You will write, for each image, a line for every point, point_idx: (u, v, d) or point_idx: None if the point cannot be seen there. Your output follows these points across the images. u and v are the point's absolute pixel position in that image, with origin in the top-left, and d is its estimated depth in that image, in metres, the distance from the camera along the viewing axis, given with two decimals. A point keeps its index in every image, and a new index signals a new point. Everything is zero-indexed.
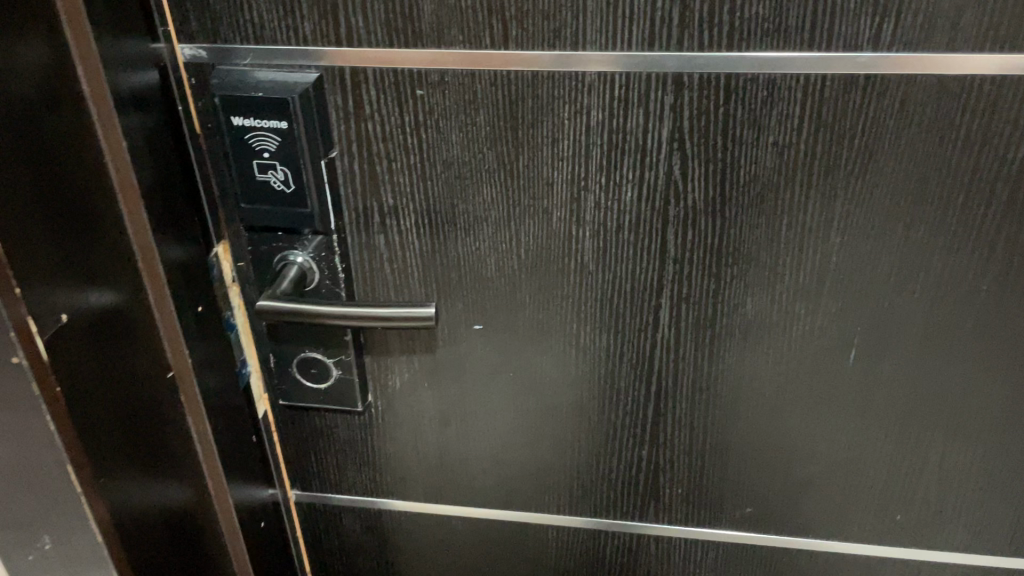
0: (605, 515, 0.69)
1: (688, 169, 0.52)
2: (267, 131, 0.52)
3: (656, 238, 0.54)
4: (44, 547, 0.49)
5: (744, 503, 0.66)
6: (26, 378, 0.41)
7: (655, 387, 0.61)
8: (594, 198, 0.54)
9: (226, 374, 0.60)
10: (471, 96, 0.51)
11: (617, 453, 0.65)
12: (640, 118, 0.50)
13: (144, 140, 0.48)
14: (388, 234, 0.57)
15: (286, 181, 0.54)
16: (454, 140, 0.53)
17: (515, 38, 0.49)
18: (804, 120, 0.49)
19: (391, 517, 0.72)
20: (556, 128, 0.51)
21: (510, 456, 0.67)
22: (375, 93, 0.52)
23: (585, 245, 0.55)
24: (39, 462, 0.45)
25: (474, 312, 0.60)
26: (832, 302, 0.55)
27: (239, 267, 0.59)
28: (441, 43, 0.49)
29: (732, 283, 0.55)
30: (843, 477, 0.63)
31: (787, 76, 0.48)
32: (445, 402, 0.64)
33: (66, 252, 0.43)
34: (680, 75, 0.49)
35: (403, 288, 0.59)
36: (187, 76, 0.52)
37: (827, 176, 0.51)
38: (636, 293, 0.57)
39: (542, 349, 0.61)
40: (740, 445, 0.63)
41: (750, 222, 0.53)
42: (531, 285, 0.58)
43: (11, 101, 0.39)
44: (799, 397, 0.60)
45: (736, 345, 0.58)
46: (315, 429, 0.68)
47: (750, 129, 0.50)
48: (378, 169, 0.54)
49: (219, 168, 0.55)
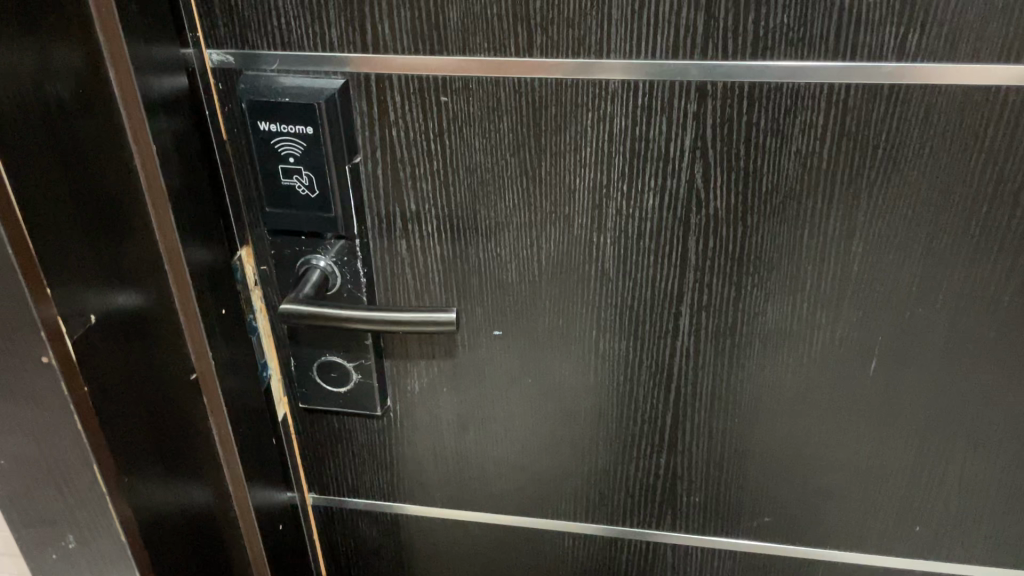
0: (622, 522, 0.69)
1: (710, 177, 0.52)
2: (292, 136, 0.52)
3: (677, 245, 0.55)
4: (67, 545, 0.49)
5: (762, 512, 0.66)
6: (55, 377, 0.42)
7: (674, 394, 0.61)
8: (616, 206, 0.54)
9: (248, 377, 0.60)
10: (495, 103, 0.51)
11: (635, 462, 0.65)
12: (663, 126, 0.50)
13: (172, 143, 0.49)
14: (410, 239, 0.57)
15: (310, 186, 0.54)
16: (477, 147, 0.53)
17: (540, 46, 0.49)
18: (828, 130, 0.49)
19: (408, 521, 0.72)
20: (579, 135, 0.52)
21: (528, 461, 0.67)
22: (400, 100, 0.52)
23: (606, 252, 0.56)
24: (65, 462, 0.45)
25: (494, 318, 0.60)
26: (853, 312, 0.55)
27: (262, 271, 0.60)
28: (466, 50, 0.50)
29: (754, 292, 0.55)
30: (861, 488, 0.63)
31: (811, 86, 0.48)
32: (464, 407, 0.65)
33: (96, 254, 0.44)
34: (703, 84, 0.49)
35: (424, 293, 0.60)
36: (214, 81, 0.53)
37: (849, 185, 0.51)
38: (656, 301, 0.57)
39: (561, 355, 0.61)
40: (759, 455, 0.63)
41: (772, 230, 0.53)
42: (551, 291, 0.58)
43: (46, 104, 0.40)
44: (819, 407, 0.59)
45: (756, 354, 0.58)
46: (334, 433, 0.68)
47: (773, 138, 0.50)
48: (401, 175, 0.55)
49: (244, 173, 0.56)
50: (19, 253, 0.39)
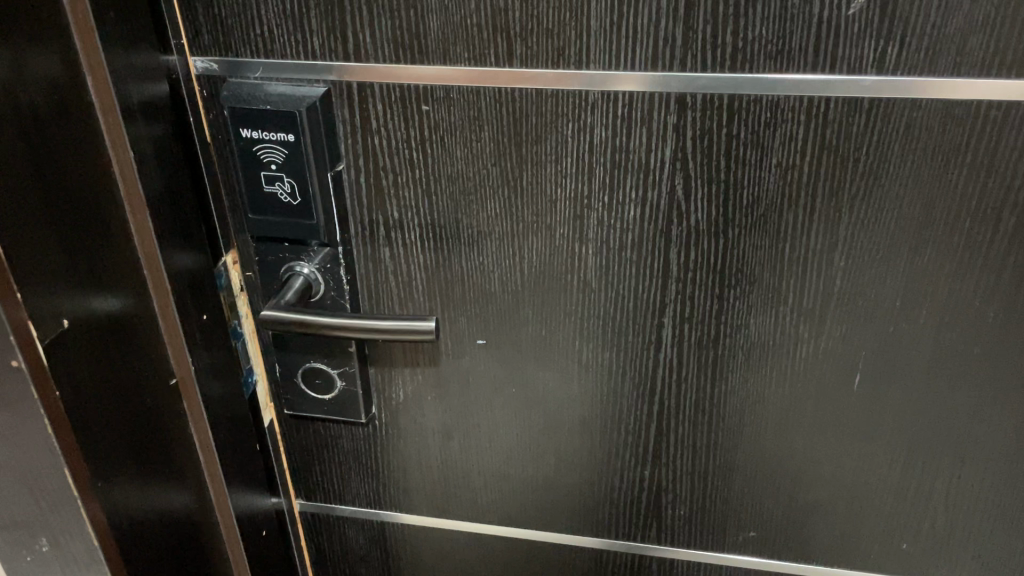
0: (608, 534, 0.68)
1: (691, 190, 0.51)
2: (274, 143, 0.53)
3: (658, 257, 0.54)
4: (41, 548, 0.49)
5: (748, 527, 0.65)
6: (26, 382, 0.42)
7: (657, 406, 0.61)
8: (597, 216, 0.54)
9: (231, 383, 0.60)
10: (476, 113, 0.51)
11: (620, 473, 0.65)
12: (643, 137, 0.50)
13: (152, 150, 0.49)
14: (393, 247, 0.57)
15: (292, 193, 0.54)
16: (458, 156, 0.53)
17: (519, 56, 0.49)
18: (808, 143, 0.49)
19: (394, 529, 0.72)
20: (559, 146, 0.51)
21: (513, 471, 0.67)
22: (381, 108, 0.52)
23: (588, 263, 0.55)
24: (38, 467, 0.45)
25: (478, 326, 0.60)
26: (836, 326, 0.55)
27: (247, 277, 0.60)
28: (447, 59, 0.50)
29: (737, 305, 0.55)
30: (847, 503, 0.62)
31: (790, 99, 0.47)
32: (448, 416, 0.65)
33: (70, 259, 0.44)
34: (683, 95, 0.48)
35: (407, 301, 0.60)
36: (198, 88, 0.53)
37: (831, 199, 0.50)
38: (639, 313, 0.57)
39: (545, 365, 0.61)
40: (744, 468, 0.62)
41: (754, 243, 0.53)
42: (534, 301, 0.58)
43: (20, 109, 0.40)
44: (803, 421, 0.59)
45: (740, 367, 0.58)
46: (319, 439, 0.68)
47: (753, 151, 0.49)
48: (384, 182, 0.55)
49: (229, 179, 0.56)
50: None
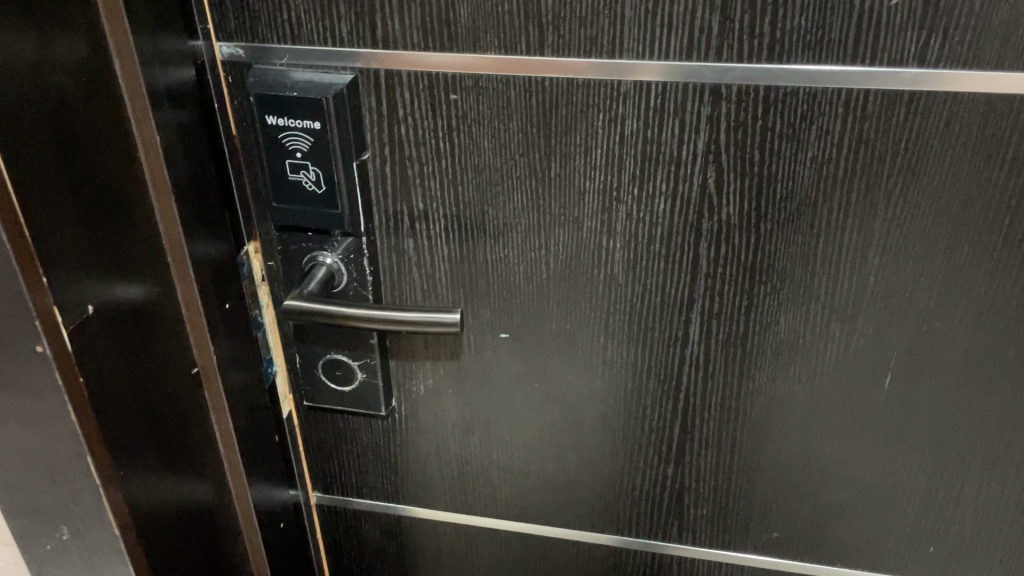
0: (628, 532, 0.68)
1: (723, 183, 0.51)
2: (300, 131, 0.52)
3: (688, 252, 0.53)
4: (62, 537, 0.49)
5: (771, 527, 0.64)
6: (50, 368, 0.42)
7: (682, 403, 0.60)
8: (626, 209, 0.53)
9: (252, 374, 0.60)
10: (505, 102, 0.50)
11: (642, 471, 0.64)
12: (676, 128, 0.49)
13: (178, 136, 0.48)
14: (417, 238, 0.57)
15: (318, 181, 0.54)
16: (486, 146, 0.52)
17: (550, 45, 0.48)
18: (845, 137, 0.48)
19: (411, 523, 0.72)
20: (589, 136, 0.51)
21: (533, 467, 0.66)
22: (409, 97, 0.51)
23: (615, 257, 0.55)
24: (60, 456, 0.45)
25: (501, 320, 0.59)
26: (868, 325, 0.54)
27: (269, 267, 0.60)
28: (477, 47, 0.49)
29: (766, 302, 0.54)
30: (873, 505, 0.61)
31: (828, 91, 0.46)
32: (469, 410, 0.64)
33: (95, 245, 0.44)
34: (717, 87, 0.47)
35: (430, 293, 0.59)
36: (224, 74, 0.53)
37: (867, 194, 0.49)
38: (666, 308, 0.56)
39: (569, 360, 0.60)
40: (768, 468, 0.61)
41: (786, 239, 0.52)
42: (559, 295, 0.57)
43: (47, 92, 0.39)
44: (831, 420, 0.58)
45: (768, 365, 0.57)
46: (338, 432, 0.67)
47: (788, 144, 0.48)
48: (409, 172, 0.54)
49: (253, 168, 0.55)
50: (16, 242, 0.38)
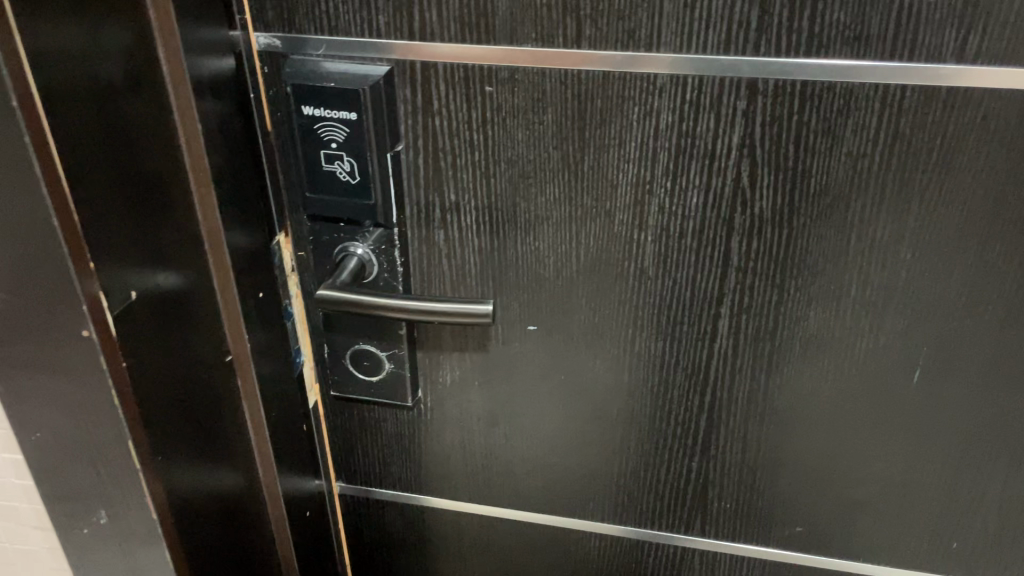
0: (650, 525, 0.68)
1: (757, 178, 0.51)
2: (336, 121, 0.52)
3: (719, 246, 0.54)
4: (100, 521, 0.50)
5: (794, 522, 0.65)
6: (96, 354, 0.42)
7: (709, 397, 0.60)
8: (659, 203, 0.53)
9: (282, 363, 0.60)
10: (540, 94, 0.51)
11: (666, 464, 0.64)
12: (711, 122, 0.49)
13: (218, 126, 0.49)
14: (448, 230, 0.57)
15: (352, 172, 0.54)
16: (520, 139, 0.53)
17: (588, 37, 0.48)
18: (881, 133, 0.48)
19: (434, 514, 0.72)
20: (623, 129, 0.51)
21: (557, 459, 0.66)
22: (444, 88, 0.52)
23: (646, 250, 0.55)
24: (101, 441, 0.46)
25: (530, 312, 0.59)
26: (898, 320, 0.54)
27: (299, 257, 0.60)
28: (514, 40, 0.49)
29: (797, 296, 0.54)
30: (898, 501, 0.61)
31: (865, 86, 0.47)
32: (495, 402, 0.64)
33: (136, 233, 0.44)
34: (754, 81, 0.48)
35: (460, 285, 0.59)
36: (260, 64, 0.53)
37: (901, 190, 0.49)
38: (695, 302, 0.56)
39: (596, 353, 0.60)
40: (793, 463, 0.61)
41: (818, 234, 0.52)
42: (589, 287, 0.57)
43: (97, 80, 0.40)
44: (858, 416, 0.58)
45: (797, 360, 0.57)
46: (363, 422, 0.68)
47: (823, 139, 0.49)
48: (442, 164, 0.54)
49: (286, 158, 0.56)
50: (65, 228, 0.39)
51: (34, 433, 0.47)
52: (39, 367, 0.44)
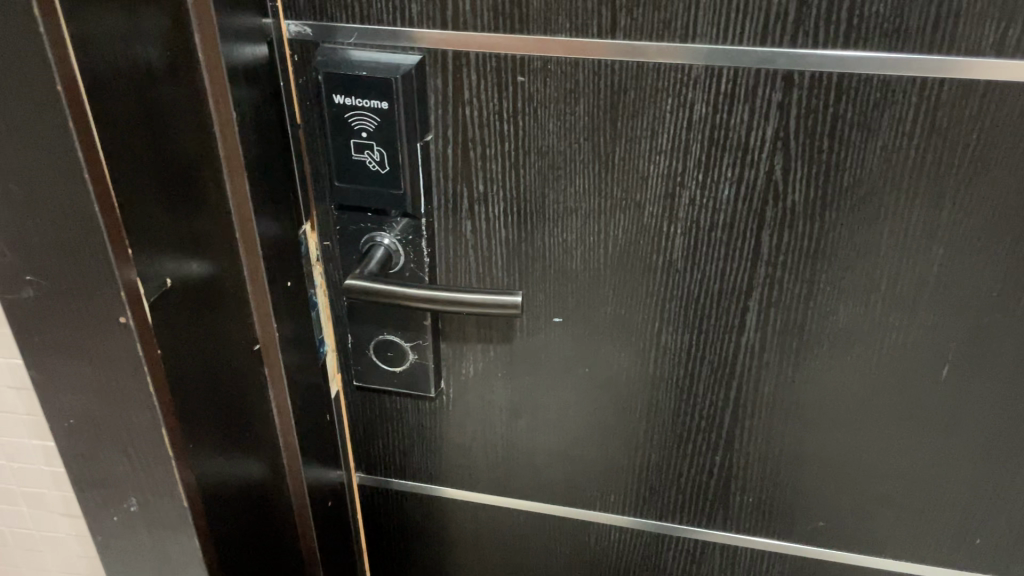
0: (670, 519, 0.68)
1: (790, 171, 0.51)
2: (367, 111, 0.52)
3: (750, 239, 0.53)
4: (129, 508, 0.50)
5: (816, 517, 0.64)
6: (132, 340, 0.42)
7: (734, 392, 0.60)
8: (689, 195, 0.53)
9: (307, 353, 0.60)
10: (573, 85, 0.50)
11: (688, 458, 0.64)
12: (745, 114, 0.49)
13: (251, 114, 0.48)
14: (475, 221, 0.57)
15: (381, 161, 0.54)
16: (551, 129, 0.52)
17: (623, 28, 0.48)
18: (917, 126, 0.48)
19: (453, 506, 0.72)
20: (655, 121, 0.51)
21: (579, 451, 0.66)
22: (476, 78, 0.51)
23: (675, 243, 0.55)
24: (133, 427, 0.46)
25: (555, 304, 0.59)
26: (928, 315, 0.53)
27: (325, 246, 0.60)
28: (547, 29, 0.49)
29: (826, 290, 0.54)
30: (922, 497, 0.61)
31: (902, 79, 0.46)
32: (518, 394, 0.64)
33: (167, 218, 0.45)
34: (790, 73, 0.47)
35: (485, 276, 0.59)
36: (290, 52, 0.53)
37: (935, 184, 0.49)
38: (723, 295, 0.56)
39: (621, 346, 0.60)
40: (817, 458, 0.61)
41: (850, 227, 0.52)
42: (616, 280, 0.57)
43: (135, 65, 0.40)
44: (884, 411, 0.58)
45: (824, 355, 0.56)
46: (385, 412, 0.68)
47: (858, 132, 0.48)
48: (471, 154, 0.54)
49: (314, 147, 0.56)
50: (105, 213, 0.39)
51: (66, 422, 0.47)
52: (73, 354, 0.44)
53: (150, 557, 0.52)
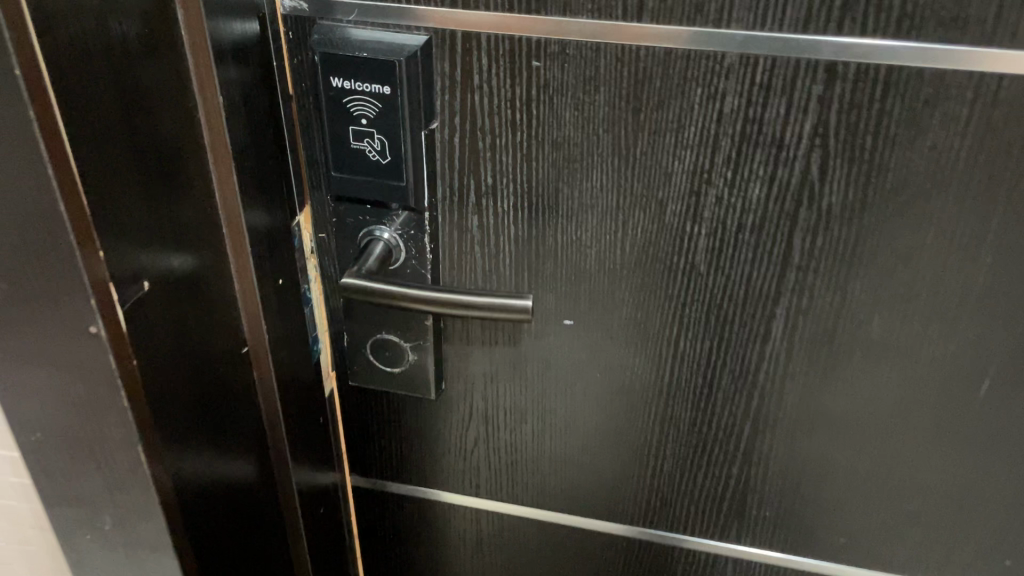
0: (682, 531, 0.64)
1: (828, 170, 0.46)
2: (367, 95, 0.48)
3: (780, 242, 0.49)
4: (105, 525, 0.46)
5: (838, 533, 0.61)
6: (103, 350, 0.39)
7: (755, 402, 0.56)
8: (716, 193, 0.49)
9: (300, 353, 0.56)
10: (593, 71, 0.46)
11: (704, 470, 0.60)
12: (781, 108, 0.45)
13: (240, 98, 0.44)
14: (482, 215, 0.53)
15: (382, 151, 0.50)
16: (568, 119, 0.48)
17: (650, 10, 0.44)
18: (971, 125, 0.43)
19: (452, 511, 0.69)
20: (683, 112, 0.46)
21: (587, 459, 0.62)
22: (487, 63, 0.47)
23: (698, 244, 0.51)
24: (108, 442, 0.42)
25: (567, 305, 0.55)
26: (970, 328, 0.50)
27: (320, 239, 0.56)
28: (567, 10, 0.45)
29: (860, 299, 0.50)
30: (952, 516, 0.58)
31: (958, 74, 0.42)
32: (524, 398, 0.60)
33: (146, 215, 0.41)
34: (833, 64, 0.43)
35: (492, 274, 0.55)
36: (284, 28, 0.48)
37: (987, 188, 0.45)
38: (749, 301, 0.52)
39: (635, 351, 0.56)
40: (842, 473, 0.58)
41: (890, 232, 0.48)
42: (633, 282, 0.53)
43: (110, 44, 0.36)
44: (916, 426, 0.54)
45: (855, 367, 0.53)
46: (381, 413, 0.64)
47: (906, 129, 0.44)
48: (480, 145, 0.50)
49: (309, 133, 0.51)
50: (73, 211, 0.35)
51: (34, 434, 0.43)
52: (41, 364, 0.40)
53: (127, 574, 0.48)
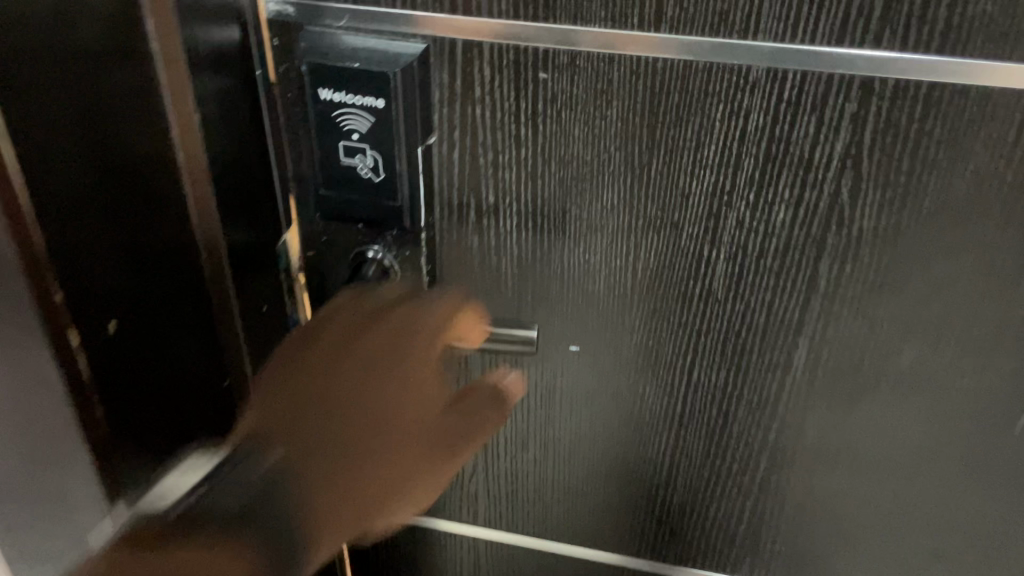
0: (693, 564, 0.61)
1: (860, 193, 0.43)
2: (358, 109, 0.44)
3: (806, 269, 0.46)
4: None
5: (858, 569, 0.58)
6: None
7: (773, 435, 0.53)
8: (737, 216, 0.45)
9: None
10: (606, 84, 0.42)
11: (716, 504, 0.57)
12: (810, 126, 0.41)
13: None
14: (483, 235, 0.49)
15: (375, 168, 0.46)
16: (577, 136, 0.44)
17: (669, 19, 0.40)
18: (1018, 147, 0.40)
19: (449, 540, 0.65)
20: (702, 129, 0.43)
21: (592, 489, 0.59)
22: (490, 74, 0.43)
23: (716, 269, 0.47)
24: None
25: (573, 331, 0.52)
26: (1008, 362, 0.46)
27: (308, 259, 0.52)
28: (578, 18, 0.41)
29: (889, 329, 0.47)
30: (981, 555, 0.54)
31: (1007, 93, 0.39)
32: (526, 426, 0.57)
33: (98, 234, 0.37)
34: (869, 80, 0.39)
35: (493, 298, 0.52)
36: (269, 35, 0.44)
37: None
38: (769, 330, 0.49)
39: (646, 380, 0.52)
40: (864, 508, 0.54)
41: (924, 259, 0.44)
42: (645, 308, 0.49)
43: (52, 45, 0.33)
44: (946, 463, 0.51)
45: (881, 400, 0.49)
46: None
47: (946, 151, 0.41)
48: (481, 161, 0.46)
49: (297, 147, 0.47)
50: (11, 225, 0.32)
51: None
52: None
53: None
